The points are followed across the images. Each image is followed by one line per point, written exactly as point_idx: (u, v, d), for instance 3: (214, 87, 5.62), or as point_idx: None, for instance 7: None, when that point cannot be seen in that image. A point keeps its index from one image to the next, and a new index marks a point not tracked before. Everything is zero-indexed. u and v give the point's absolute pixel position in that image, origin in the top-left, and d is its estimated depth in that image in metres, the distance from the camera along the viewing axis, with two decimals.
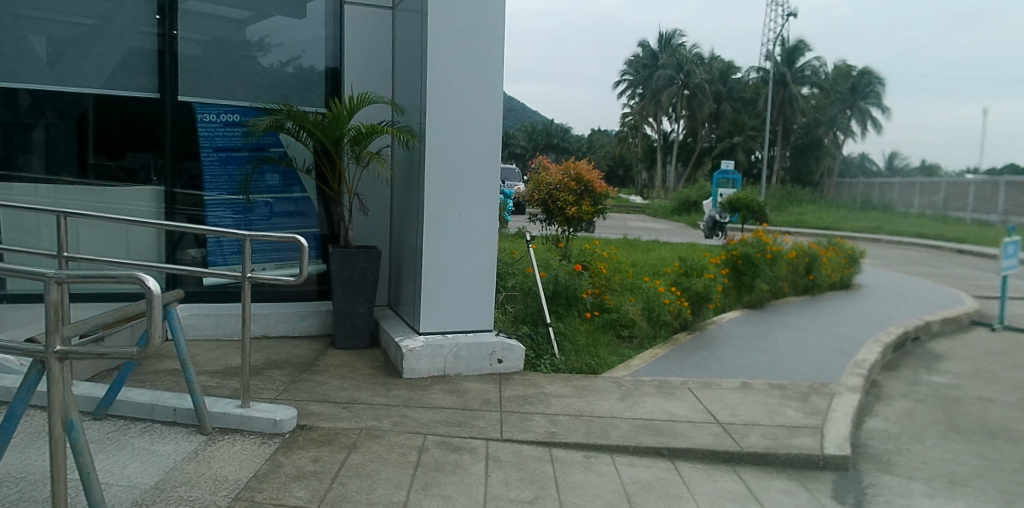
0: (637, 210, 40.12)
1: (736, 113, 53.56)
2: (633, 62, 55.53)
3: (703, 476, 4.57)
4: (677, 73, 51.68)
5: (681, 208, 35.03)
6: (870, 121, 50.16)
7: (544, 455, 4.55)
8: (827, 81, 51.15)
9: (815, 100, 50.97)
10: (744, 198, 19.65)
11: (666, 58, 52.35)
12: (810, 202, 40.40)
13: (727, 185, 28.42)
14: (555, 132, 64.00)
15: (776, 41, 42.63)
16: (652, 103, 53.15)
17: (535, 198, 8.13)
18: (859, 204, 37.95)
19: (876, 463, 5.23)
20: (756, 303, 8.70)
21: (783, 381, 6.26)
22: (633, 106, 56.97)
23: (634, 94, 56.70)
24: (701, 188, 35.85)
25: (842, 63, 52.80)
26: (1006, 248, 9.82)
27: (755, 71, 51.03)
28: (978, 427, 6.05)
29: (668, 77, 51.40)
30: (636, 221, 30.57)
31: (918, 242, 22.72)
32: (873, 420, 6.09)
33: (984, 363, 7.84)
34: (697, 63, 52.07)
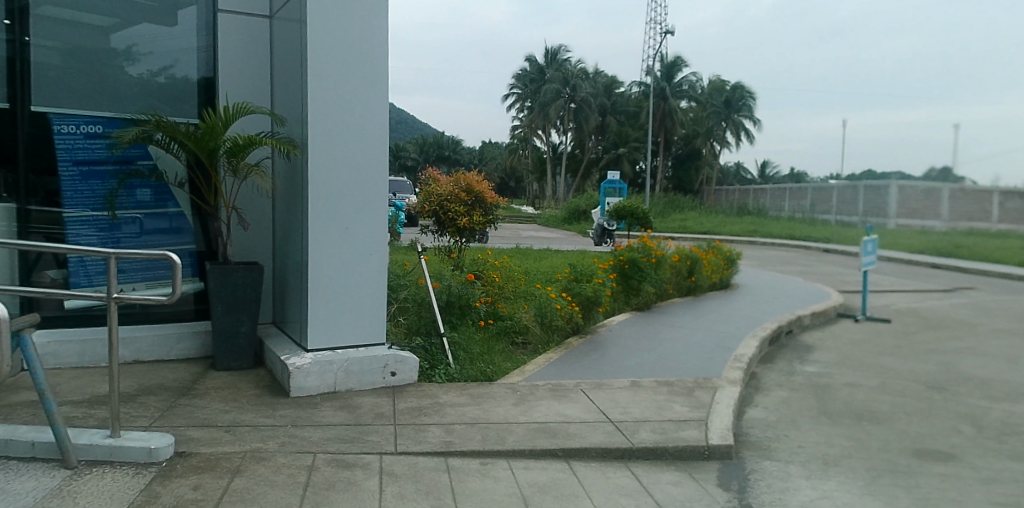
0: (528, 220, 40.99)
1: (621, 126, 55.65)
2: (521, 76, 56.33)
3: (597, 474, 4.71)
4: (564, 87, 53.18)
5: (570, 217, 35.96)
6: (744, 132, 53.45)
7: (440, 465, 4.51)
8: (703, 94, 54.12)
9: (694, 113, 53.73)
10: (631, 206, 20.24)
11: (552, 73, 53.64)
12: (692, 208, 42.22)
13: (612, 194, 29.37)
14: (445, 144, 63.69)
15: (654, 56, 44.96)
16: (541, 117, 54.23)
17: (426, 209, 8.02)
18: (735, 210, 40.07)
19: (758, 449, 5.55)
20: (644, 306, 8.98)
21: (669, 378, 6.51)
22: (523, 119, 57.76)
23: (523, 108, 57.46)
24: (590, 198, 36.82)
25: (716, 78, 56.12)
26: (867, 246, 10.62)
27: (639, 85, 53.33)
28: (846, 411, 6.55)
29: (554, 91, 52.99)
30: (528, 230, 30.83)
31: (789, 243, 24.32)
32: (754, 410, 6.45)
33: (850, 352, 8.50)
34: (581, 78, 53.96)
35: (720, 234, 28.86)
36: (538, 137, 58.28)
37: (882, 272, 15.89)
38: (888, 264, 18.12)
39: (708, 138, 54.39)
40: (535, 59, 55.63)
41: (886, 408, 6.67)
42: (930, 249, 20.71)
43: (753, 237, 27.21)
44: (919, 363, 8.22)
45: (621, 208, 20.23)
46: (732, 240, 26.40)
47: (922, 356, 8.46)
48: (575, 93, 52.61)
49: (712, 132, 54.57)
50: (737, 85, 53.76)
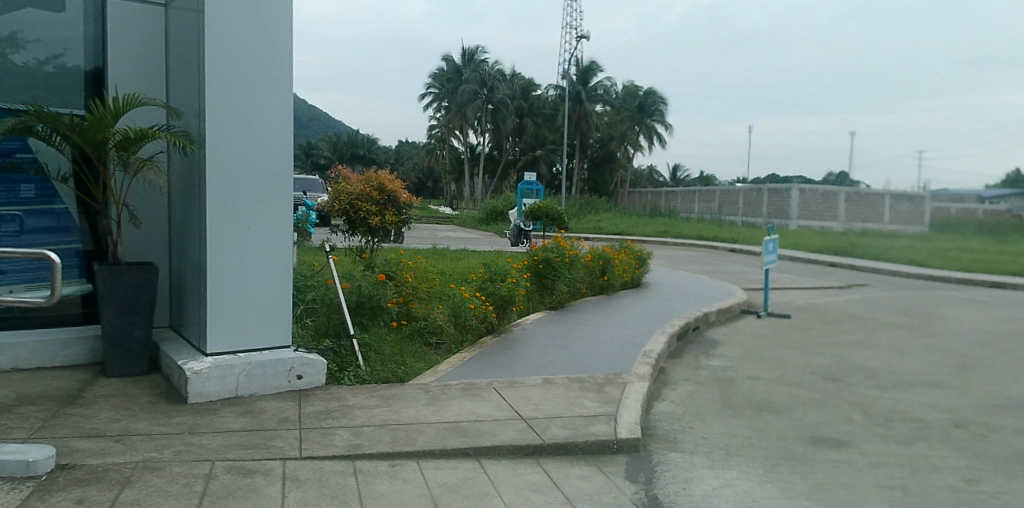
0: (446, 220, 40.70)
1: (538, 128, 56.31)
2: (438, 75, 55.72)
3: (508, 471, 4.73)
4: (481, 87, 52.17)
5: (488, 217, 35.98)
6: (657, 136, 55.09)
7: (347, 468, 4.41)
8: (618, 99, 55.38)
9: (609, 117, 54.95)
10: (546, 206, 20.45)
11: (468, 72, 52.56)
12: (606, 210, 43.03)
13: (529, 195, 29.61)
14: (361, 144, 62.44)
15: (571, 59, 45.70)
16: (457, 119, 53.21)
17: (336, 208, 7.82)
18: (648, 212, 41.15)
19: (664, 441, 5.71)
20: (558, 305, 9.10)
21: (581, 374, 6.61)
22: (440, 120, 57.33)
23: (440, 108, 56.98)
24: (507, 199, 36.99)
25: (631, 84, 57.58)
26: (769, 245, 11.11)
27: (556, 89, 54.03)
28: (747, 402, 6.84)
29: (473, 91, 51.77)
30: (444, 231, 30.62)
31: (698, 243, 25.22)
32: (661, 404, 6.63)
33: (752, 346, 8.88)
34: (499, 80, 53.89)
35: (633, 235, 29.59)
36: (456, 138, 58.04)
37: (783, 270, 16.73)
38: (789, 263, 19.08)
39: (622, 142, 55.73)
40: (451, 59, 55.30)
41: (784, 399, 7.01)
42: (826, 249, 21.95)
43: (664, 238, 28.04)
44: (814, 355, 8.68)
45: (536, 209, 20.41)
46: (644, 241, 27.11)
47: (818, 350, 8.94)
48: (493, 94, 52.09)
49: (626, 136, 55.94)
50: (651, 91, 55.36)
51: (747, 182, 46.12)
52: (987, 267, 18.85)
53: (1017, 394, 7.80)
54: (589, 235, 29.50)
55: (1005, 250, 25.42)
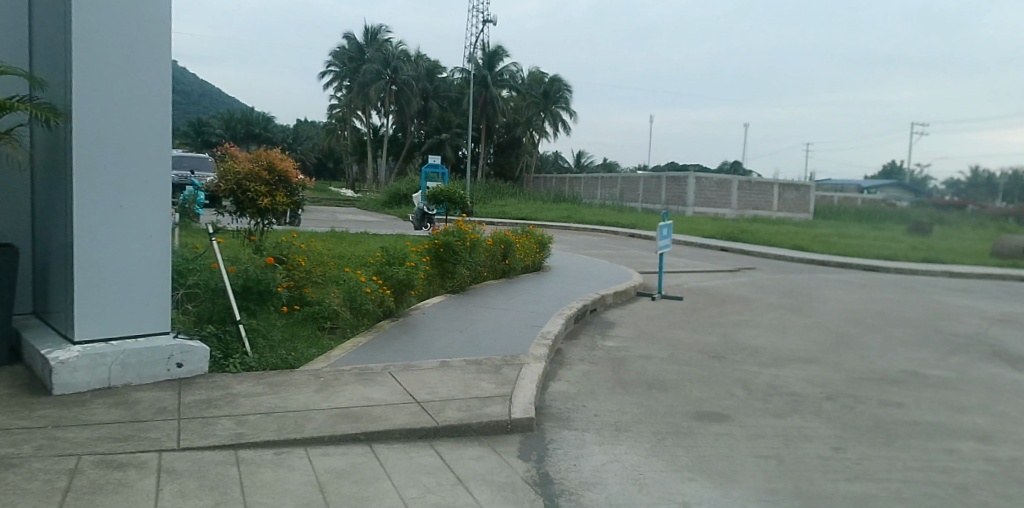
0: (348, 203, 39.77)
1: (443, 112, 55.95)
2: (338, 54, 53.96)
3: (399, 455, 4.70)
4: (383, 68, 50.95)
5: (391, 201, 35.42)
6: (561, 123, 55.85)
7: (229, 458, 4.25)
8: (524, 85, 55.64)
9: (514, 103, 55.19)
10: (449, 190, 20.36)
11: (371, 53, 51.38)
12: (512, 195, 43.28)
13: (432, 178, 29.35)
14: (259, 123, 59.88)
15: (475, 43, 45.53)
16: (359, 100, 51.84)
17: (222, 188, 7.43)
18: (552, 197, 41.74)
19: (558, 420, 5.83)
20: (459, 288, 9.10)
21: (478, 357, 6.64)
22: (342, 100, 55.70)
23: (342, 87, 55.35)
24: (411, 183, 36.54)
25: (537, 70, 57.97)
26: (665, 230, 11.50)
27: (461, 72, 53.72)
28: (639, 381, 7.09)
29: (374, 71, 50.40)
30: (346, 214, 29.91)
31: (600, 228, 25.84)
32: (557, 383, 6.75)
33: (645, 327, 9.20)
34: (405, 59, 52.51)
35: (537, 220, 29.95)
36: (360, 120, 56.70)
37: (677, 254, 17.43)
38: (684, 247, 19.89)
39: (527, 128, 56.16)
40: (353, 38, 53.75)
41: (673, 376, 7.31)
42: (719, 234, 22.99)
43: (566, 223, 28.54)
44: (703, 335, 9.09)
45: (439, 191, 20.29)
46: (548, 225, 27.49)
47: (706, 329, 9.36)
48: (396, 75, 51.01)
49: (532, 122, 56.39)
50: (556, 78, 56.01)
51: (646, 170, 47.60)
52: (860, 251, 20.37)
53: (880, 368, 8.48)
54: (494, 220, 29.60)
55: (875, 236, 27.55)
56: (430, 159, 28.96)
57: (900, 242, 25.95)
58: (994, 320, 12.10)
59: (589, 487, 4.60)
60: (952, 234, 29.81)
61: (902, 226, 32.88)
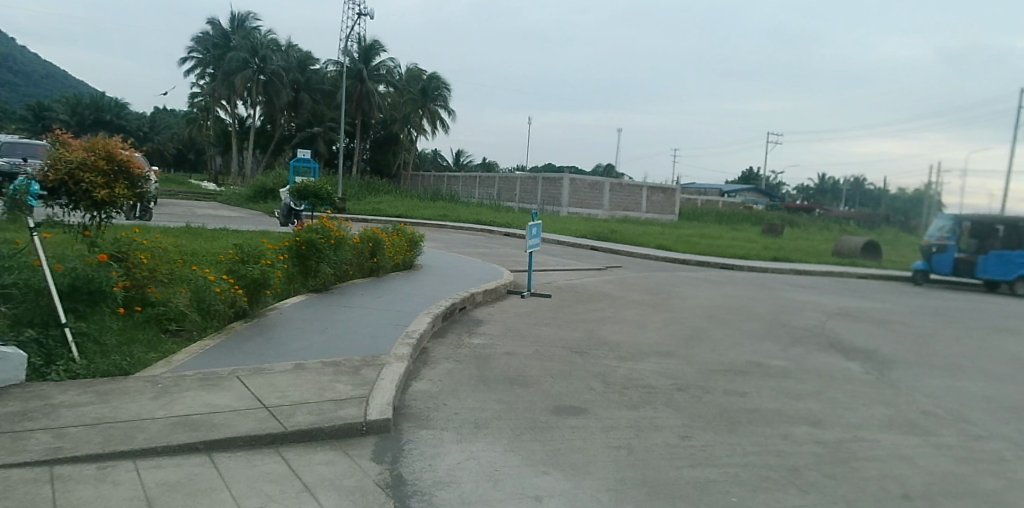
0: (211, 197, 37.58)
1: (316, 104, 54.31)
2: (202, 39, 50.84)
3: (242, 463, 4.47)
4: (252, 58, 48.38)
5: (258, 197, 33.88)
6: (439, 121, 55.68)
7: (42, 476, 3.88)
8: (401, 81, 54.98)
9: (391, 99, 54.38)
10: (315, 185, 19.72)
11: (239, 40, 48.81)
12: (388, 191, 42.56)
13: (302, 172, 28.35)
14: (111, 109, 55.32)
15: (350, 36, 44.47)
16: (224, 88, 49.01)
17: (50, 179, 6.82)
18: (429, 194, 41.50)
19: (417, 419, 5.76)
20: (321, 287, 8.82)
21: (336, 358, 6.46)
22: (206, 88, 52.53)
23: (206, 75, 52.21)
24: (280, 177, 35.11)
25: (415, 67, 57.45)
26: (534, 229, 11.69)
27: (334, 64, 52.31)
28: (502, 377, 7.16)
29: (241, 59, 47.86)
30: (208, 208, 28.25)
31: (475, 227, 26.00)
32: (419, 382, 6.69)
33: (512, 324, 9.32)
34: (274, 49, 50.59)
35: (412, 217, 29.67)
36: (228, 110, 53.81)
37: (549, 253, 17.83)
38: (557, 246, 20.39)
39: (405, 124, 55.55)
40: (218, 23, 50.88)
41: (536, 372, 7.45)
42: (590, 234, 23.75)
43: (442, 220, 28.45)
44: (567, 331, 9.33)
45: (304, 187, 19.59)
46: (423, 223, 27.30)
47: (571, 326, 9.63)
48: (265, 65, 48.70)
49: (411, 119, 55.84)
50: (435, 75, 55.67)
51: (523, 170, 48.45)
52: (718, 251, 21.73)
53: (728, 360, 9.06)
54: (367, 217, 29.01)
55: (732, 236, 29.52)
56: (300, 153, 27.95)
57: (754, 242, 27.95)
58: (830, 313, 13.26)
59: (442, 486, 4.58)
60: (799, 235, 32.48)
61: (757, 227, 35.43)
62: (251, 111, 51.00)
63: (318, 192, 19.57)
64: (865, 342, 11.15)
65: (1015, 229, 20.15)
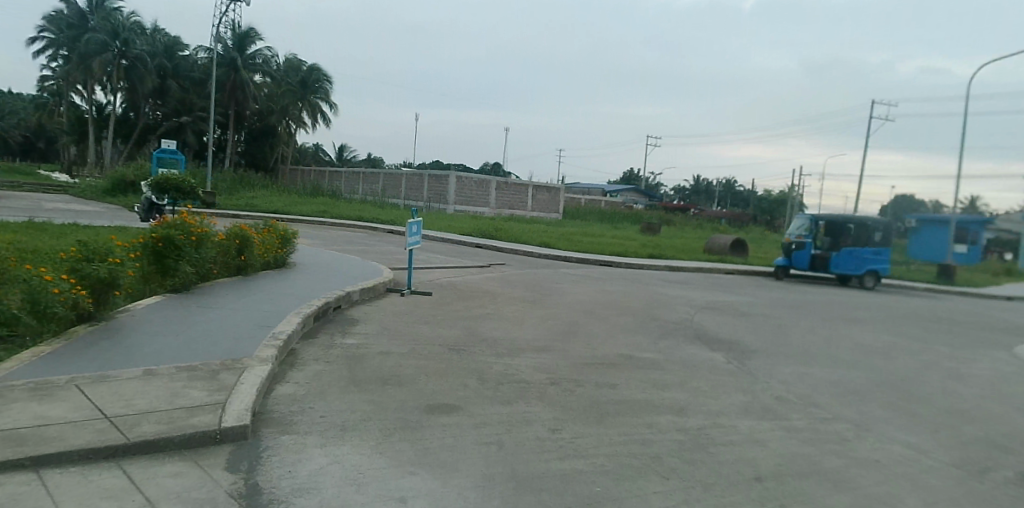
0: (63, 191, 34.49)
1: (186, 93, 51.22)
2: (54, 18, 46.63)
3: (75, 480, 4.12)
4: (112, 39, 44.98)
5: (118, 190, 31.48)
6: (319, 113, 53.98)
7: None
8: (279, 71, 52.84)
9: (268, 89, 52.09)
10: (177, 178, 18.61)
11: (97, 21, 45.19)
12: (264, 186, 40.76)
13: (167, 165, 26.63)
14: None
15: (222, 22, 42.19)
16: (80, 72, 45.19)
17: None
18: (309, 190, 40.14)
19: (279, 425, 5.52)
20: (182, 287, 8.29)
21: (192, 362, 6.07)
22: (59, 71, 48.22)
23: (59, 57, 47.94)
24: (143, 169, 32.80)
25: (295, 57, 55.43)
26: (413, 227, 11.54)
27: (206, 51, 49.49)
28: (373, 377, 7.00)
29: (100, 42, 44.28)
30: (59, 202, 25.91)
31: (356, 224, 25.42)
32: (284, 386, 6.42)
33: (389, 323, 9.15)
34: (138, 32, 47.21)
35: (291, 213, 28.61)
36: (86, 96, 49.69)
37: (432, 250, 17.70)
38: (440, 244, 20.29)
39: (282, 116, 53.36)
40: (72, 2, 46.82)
41: (409, 371, 7.34)
42: (474, 232, 23.83)
43: (322, 217, 27.61)
44: (446, 329, 9.28)
45: (165, 180, 18.45)
46: (301, 219, 26.35)
47: (449, 323, 9.59)
48: (127, 50, 45.32)
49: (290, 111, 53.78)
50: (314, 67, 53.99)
51: (408, 167, 47.94)
52: (598, 248, 22.41)
53: (602, 354, 9.34)
54: (241, 212, 27.66)
55: (612, 234, 30.54)
56: (165, 145, 26.22)
57: (632, 240, 29.06)
58: (699, 307, 13.98)
59: (301, 493, 4.40)
60: (674, 234, 34.09)
61: (636, 226, 36.86)
62: (114, 97, 47.37)
63: (180, 186, 18.49)
64: (729, 334, 11.83)
65: (861, 228, 22.16)
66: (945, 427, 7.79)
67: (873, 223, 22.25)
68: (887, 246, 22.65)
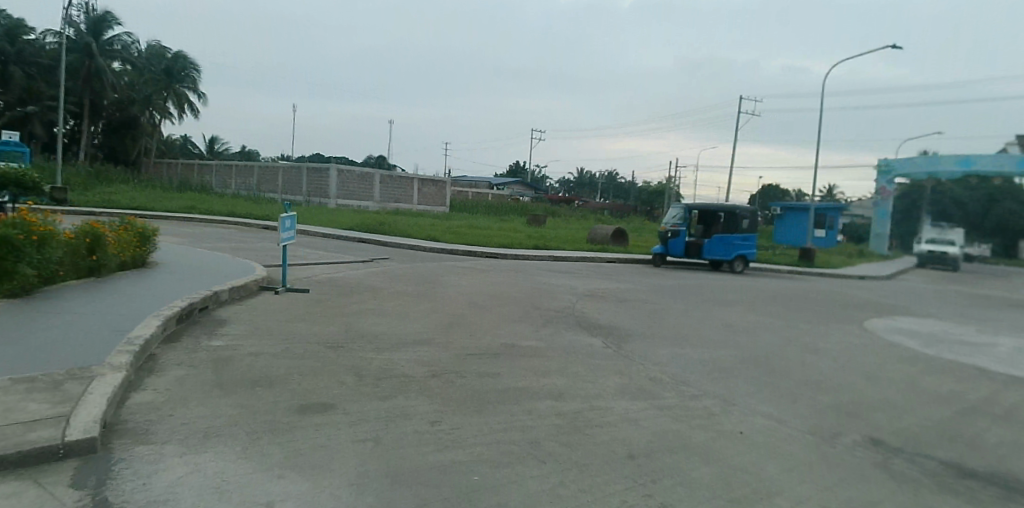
0: None
1: (32, 80, 46.79)
2: None
3: None
4: None
5: None
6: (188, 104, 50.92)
7: None
8: (141, 59, 49.36)
9: (128, 78, 48.51)
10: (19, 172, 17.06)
11: None
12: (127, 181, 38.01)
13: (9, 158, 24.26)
14: None
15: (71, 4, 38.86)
16: None
17: None
18: (178, 185, 37.81)
19: (134, 434, 5.17)
20: (22, 292, 7.59)
21: (31, 373, 5.58)
22: None
23: None
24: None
25: (159, 44, 51.95)
26: (287, 222, 11.11)
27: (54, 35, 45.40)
28: (242, 380, 6.69)
29: None
30: None
31: (229, 220, 24.24)
32: (141, 393, 6.01)
33: (261, 323, 8.78)
34: None
35: (156, 209, 26.86)
36: None
37: (311, 246, 17.16)
38: (320, 239, 19.71)
39: (146, 106, 49.89)
40: None
41: (282, 372, 7.07)
42: (357, 226, 23.33)
43: (191, 213, 26.09)
44: (322, 326, 9.03)
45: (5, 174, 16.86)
46: (168, 216, 24.80)
47: (326, 320, 9.33)
48: None
49: (154, 101, 50.35)
50: (179, 55, 50.85)
51: (287, 161, 46.23)
52: (483, 240, 22.57)
53: (484, 344, 9.40)
54: (98, 209, 25.64)
55: (499, 227, 30.86)
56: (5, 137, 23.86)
57: (518, 232, 29.50)
58: (580, 295, 14.38)
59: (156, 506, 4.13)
60: (559, 225, 34.87)
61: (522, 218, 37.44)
62: None
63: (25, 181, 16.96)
64: (608, 320, 12.25)
65: (730, 216, 23.56)
66: (801, 397, 8.42)
67: (741, 212, 23.68)
68: (754, 232, 24.17)
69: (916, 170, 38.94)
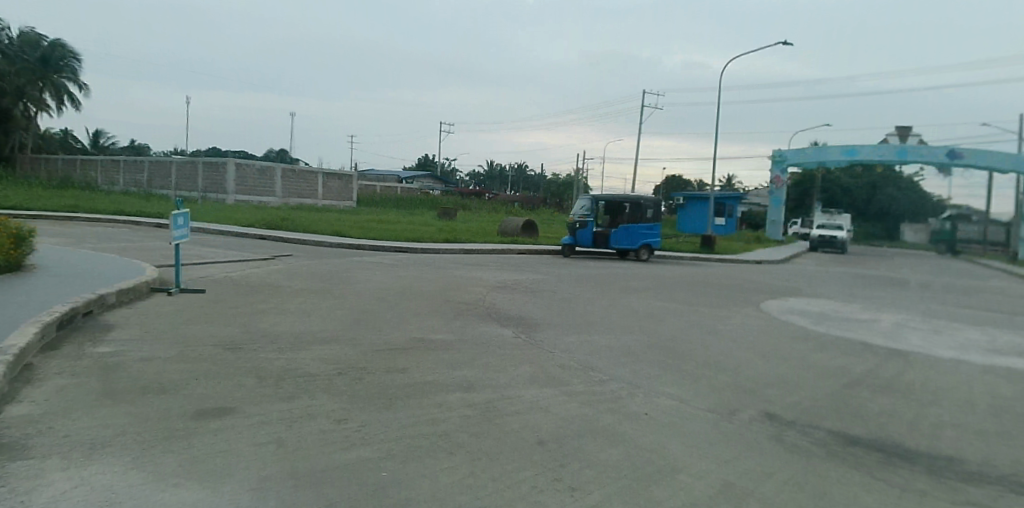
0: None
1: None
2: None
3: None
4: None
5: None
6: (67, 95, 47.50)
7: None
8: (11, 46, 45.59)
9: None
10: None
11: None
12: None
13: None
14: None
15: None
16: None
17: None
18: (58, 182, 35.24)
19: (9, 451, 4.80)
20: None
21: None
22: None
23: None
24: None
25: (32, 31, 48.14)
26: (179, 220, 10.57)
27: None
28: (132, 387, 6.33)
29: None
30: None
31: (116, 219, 22.83)
32: (17, 406, 5.58)
33: (153, 326, 8.33)
34: None
35: (32, 208, 24.95)
36: None
37: (208, 244, 16.41)
38: (218, 237, 18.88)
39: (18, 98, 46.15)
40: None
41: (176, 377, 6.73)
42: (258, 222, 22.51)
43: (73, 212, 24.39)
44: (221, 327, 8.65)
45: None
46: (46, 215, 23.08)
47: (225, 321, 8.95)
48: None
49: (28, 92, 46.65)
50: (55, 43, 47.37)
51: (180, 156, 43.93)
52: (391, 235, 22.26)
53: (393, 339, 9.29)
54: None
55: (408, 221, 30.52)
56: None
57: (427, 225, 29.29)
58: (490, 287, 14.44)
59: None
60: (469, 218, 34.87)
61: (432, 212, 37.19)
62: None
63: None
64: (517, 310, 12.36)
65: (635, 206, 24.32)
66: (702, 378, 8.80)
67: (645, 202, 24.51)
68: (658, 221, 24.96)
69: (806, 160, 41.40)
